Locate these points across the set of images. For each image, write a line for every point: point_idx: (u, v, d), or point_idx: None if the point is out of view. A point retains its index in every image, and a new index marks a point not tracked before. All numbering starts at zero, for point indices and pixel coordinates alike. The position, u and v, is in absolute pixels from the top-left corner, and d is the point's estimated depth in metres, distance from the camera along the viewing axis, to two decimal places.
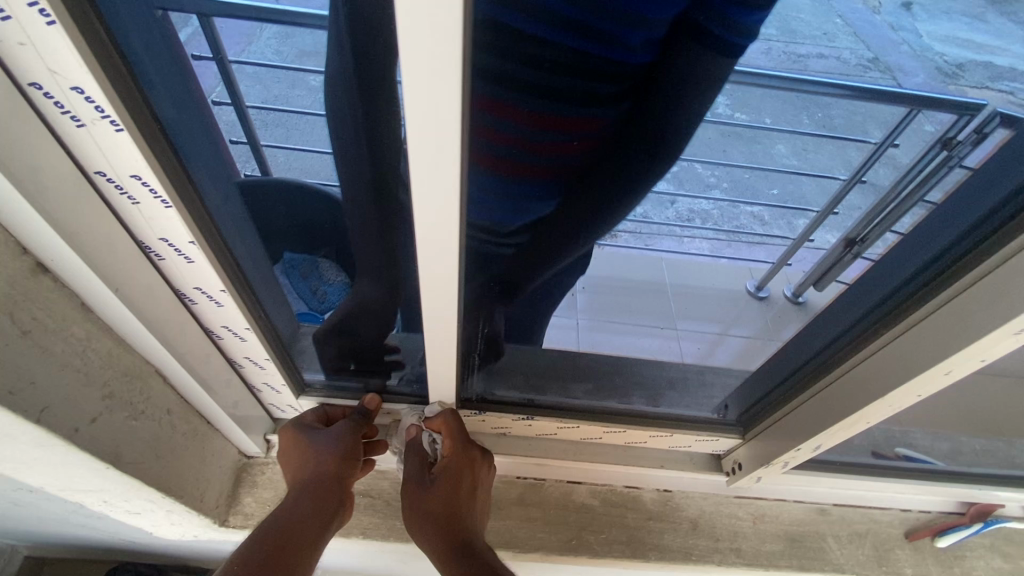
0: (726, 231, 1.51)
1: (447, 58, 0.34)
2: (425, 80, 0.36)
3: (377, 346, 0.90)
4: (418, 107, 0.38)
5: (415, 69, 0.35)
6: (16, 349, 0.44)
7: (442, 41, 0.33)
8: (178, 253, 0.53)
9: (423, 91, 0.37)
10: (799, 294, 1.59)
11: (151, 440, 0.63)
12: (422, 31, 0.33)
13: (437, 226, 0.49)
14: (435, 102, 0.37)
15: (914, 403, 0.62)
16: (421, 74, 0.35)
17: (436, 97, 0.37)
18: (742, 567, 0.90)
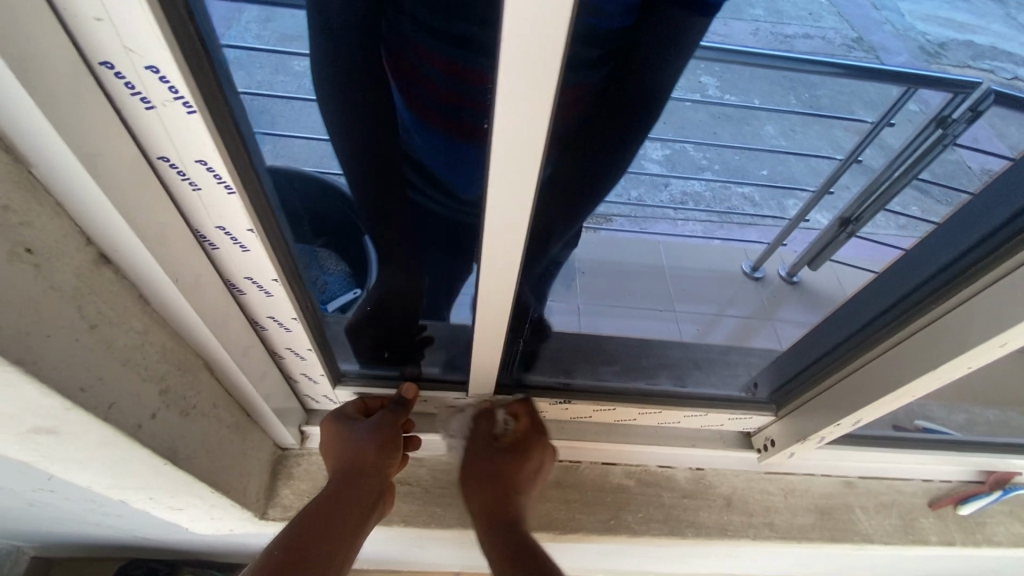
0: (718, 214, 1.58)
1: (551, 33, 0.33)
2: (526, 56, 0.35)
3: (408, 331, 0.90)
4: (511, 86, 0.37)
5: (517, 45, 0.34)
6: (86, 345, 0.42)
7: (550, 15, 0.32)
8: (233, 242, 0.51)
9: (520, 69, 0.35)
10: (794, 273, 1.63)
11: (201, 435, 0.61)
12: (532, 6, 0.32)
13: (508, 210, 0.48)
14: (530, 80, 0.36)
15: (962, 375, 0.64)
16: (522, 50, 0.34)
17: (533, 74, 0.36)
18: (776, 541, 0.92)
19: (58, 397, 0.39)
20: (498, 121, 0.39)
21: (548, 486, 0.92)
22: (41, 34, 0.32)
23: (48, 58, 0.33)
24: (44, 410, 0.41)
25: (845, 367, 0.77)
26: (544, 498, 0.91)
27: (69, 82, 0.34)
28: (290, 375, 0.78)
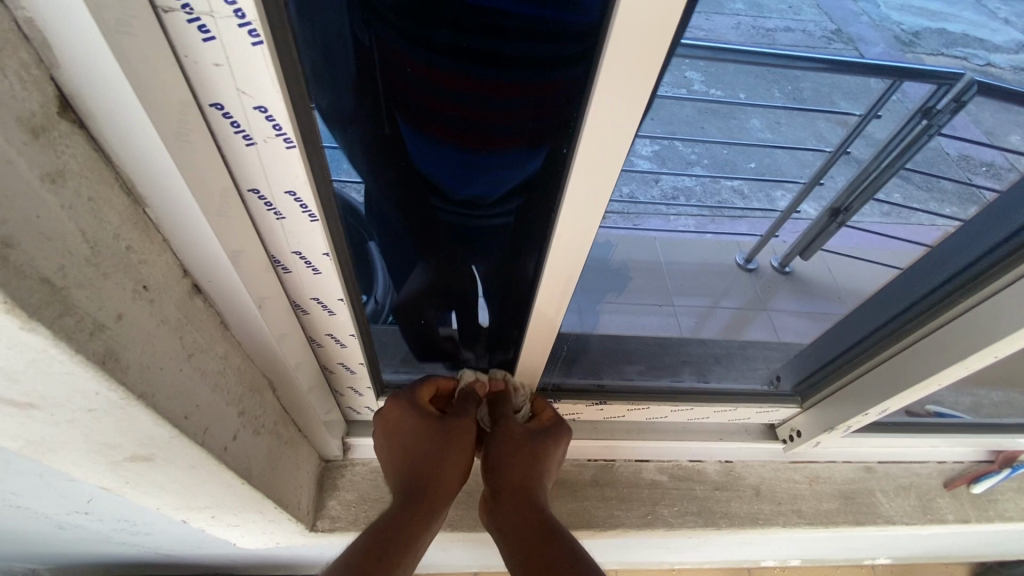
0: (711, 207, 1.72)
1: (645, 59, 0.37)
2: (619, 80, 0.38)
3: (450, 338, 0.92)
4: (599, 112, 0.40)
5: (612, 70, 0.37)
6: (186, 373, 0.43)
7: (647, 44, 0.35)
8: (307, 265, 0.53)
9: (612, 92, 0.39)
10: (786, 264, 1.79)
11: (266, 452, 0.63)
12: (628, 40, 0.35)
13: (577, 220, 0.51)
14: (618, 102, 0.39)
15: (987, 364, 0.68)
16: (617, 74, 0.37)
17: (623, 95, 0.39)
18: (805, 527, 0.96)
19: (167, 425, 0.40)
20: (583, 139, 0.43)
21: (585, 484, 0.95)
22: (165, 81, 0.33)
23: (169, 102, 0.34)
24: (149, 438, 0.42)
25: (868, 360, 0.81)
26: (583, 496, 0.94)
27: (184, 124, 0.36)
28: (337, 388, 0.79)
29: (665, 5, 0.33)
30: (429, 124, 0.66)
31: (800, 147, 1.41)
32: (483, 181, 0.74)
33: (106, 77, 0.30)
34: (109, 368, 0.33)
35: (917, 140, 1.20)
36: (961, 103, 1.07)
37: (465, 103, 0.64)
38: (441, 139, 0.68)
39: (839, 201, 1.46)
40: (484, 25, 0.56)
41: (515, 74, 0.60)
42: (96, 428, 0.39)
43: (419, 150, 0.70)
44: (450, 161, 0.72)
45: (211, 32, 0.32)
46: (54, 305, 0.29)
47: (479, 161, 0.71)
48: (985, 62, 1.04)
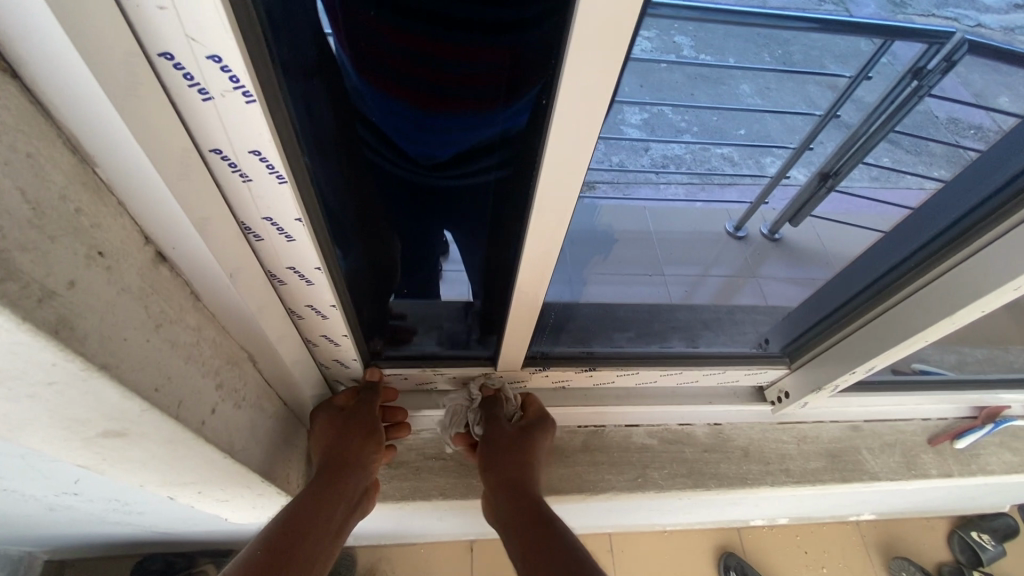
0: (699, 175, 1.71)
1: (622, 14, 0.34)
2: (594, 37, 0.35)
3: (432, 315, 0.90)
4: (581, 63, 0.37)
5: (590, 20, 0.34)
6: (156, 347, 0.42)
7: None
8: (279, 232, 0.50)
9: (585, 55, 0.36)
10: (776, 231, 1.82)
11: (249, 426, 0.61)
12: None
13: (558, 184, 0.49)
14: (595, 62, 0.37)
15: (975, 318, 0.66)
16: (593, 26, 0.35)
17: (603, 50, 0.36)
18: (792, 485, 0.97)
19: (136, 399, 0.39)
20: (560, 98, 0.40)
21: (575, 451, 0.96)
22: (106, 29, 0.31)
23: (112, 51, 0.32)
24: (119, 413, 0.40)
25: (856, 320, 0.80)
26: (574, 463, 0.95)
27: (131, 75, 0.33)
28: (322, 361, 0.78)
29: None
30: (385, 82, 0.63)
31: (788, 110, 1.39)
32: (437, 143, 0.70)
33: (36, 18, 0.28)
34: (64, 338, 0.31)
35: (908, 101, 1.23)
36: (953, 61, 1.09)
37: (417, 63, 0.61)
38: (397, 97, 0.65)
39: (829, 165, 1.50)
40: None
41: (472, 37, 0.57)
42: (61, 403, 0.37)
43: (376, 107, 0.66)
44: (408, 122, 0.68)
45: None
46: None
47: (433, 123, 0.67)
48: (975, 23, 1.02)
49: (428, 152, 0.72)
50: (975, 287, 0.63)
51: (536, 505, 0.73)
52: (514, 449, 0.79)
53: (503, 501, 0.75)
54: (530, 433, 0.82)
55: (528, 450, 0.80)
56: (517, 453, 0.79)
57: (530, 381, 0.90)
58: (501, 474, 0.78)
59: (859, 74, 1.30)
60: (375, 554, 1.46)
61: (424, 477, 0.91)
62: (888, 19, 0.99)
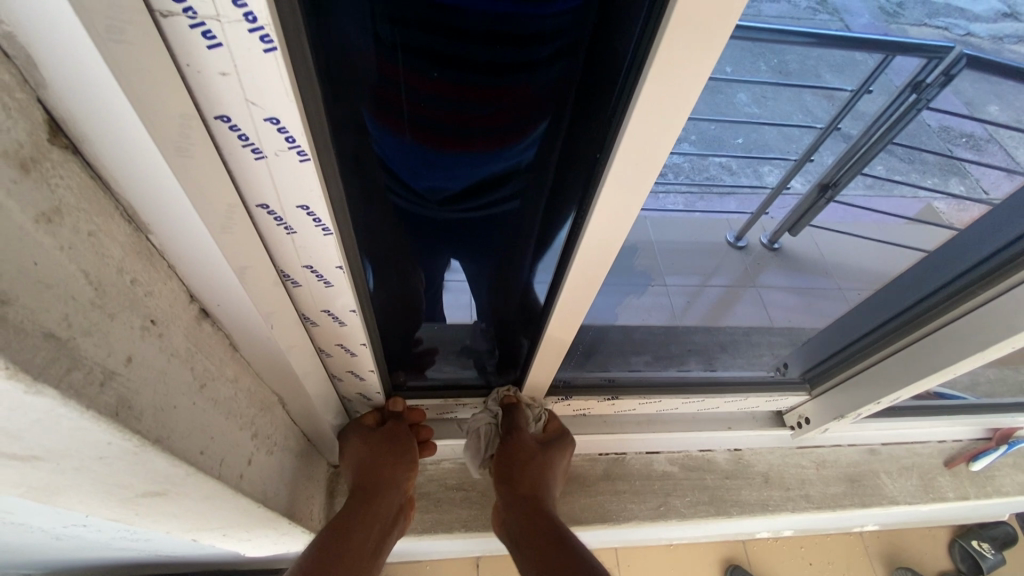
0: (700, 186, 1.73)
1: (690, 74, 0.34)
2: (660, 93, 0.35)
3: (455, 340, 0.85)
4: (643, 118, 0.37)
5: (660, 77, 0.34)
6: (200, 407, 0.40)
7: (693, 52, 0.32)
8: (318, 279, 0.49)
9: (650, 111, 0.36)
10: (774, 241, 1.80)
11: (278, 470, 0.60)
12: (679, 40, 0.32)
13: (603, 228, 0.49)
14: (657, 117, 0.37)
15: (1008, 353, 0.66)
16: (659, 86, 0.35)
17: (667, 105, 0.36)
18: (813, 511, 0.97)
19: (185, 466, 0.38)
20: (620, 148, 0.40)
21: (597, 479, 0.95)
22: (166, 95, 0.30)
23: (171, 118, 0.30)
24: (164, 477, 0.39)
25: (882, 349, 0.80)
26: (596, 491, 0.94)
27: (187, 139, 0.32)
28: (345, 394, 0.77)
29: (714, 19, 0.31)
30: (400, 128, 0.54)
31: (790, 124, 1.40)
32: (447, 178, 0.63)
33: (101, 91, 0.27)
34: (122, 419, 0.30)
35: (905, 116, 1.21)
36: (950, 75, 1.09)
37: (439, 106, 0.53)
38: (411, 140, 0.56)
39: (828, 176, 1.47)
40: (479, 32, 0.46)
41: (507, 79, 0.50)
42: (107, 473, 0.36)
43: (389, 152, 0.56)
44: (421, 163, 0.60)
45: (216, 39, 0.28)
46: (60, 361, 0.25)
47: (451, 162, 0.60)
48: (965, 31, 1.12)
49: (443, 189, 0.64)
50: (1012, 324, 0.63)
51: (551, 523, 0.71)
52: (532, 464, 0.78)
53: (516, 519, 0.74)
54: (548, 449, 0.81)
55: (544, 465, 0.79)
56: (537, 465, 0.78)
57: (553, 410, 0.89)
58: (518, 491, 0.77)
59: (860, 89, 1.29)
60: None
61: (445, 508, 0.90)
62: (890, 37, 1.01)
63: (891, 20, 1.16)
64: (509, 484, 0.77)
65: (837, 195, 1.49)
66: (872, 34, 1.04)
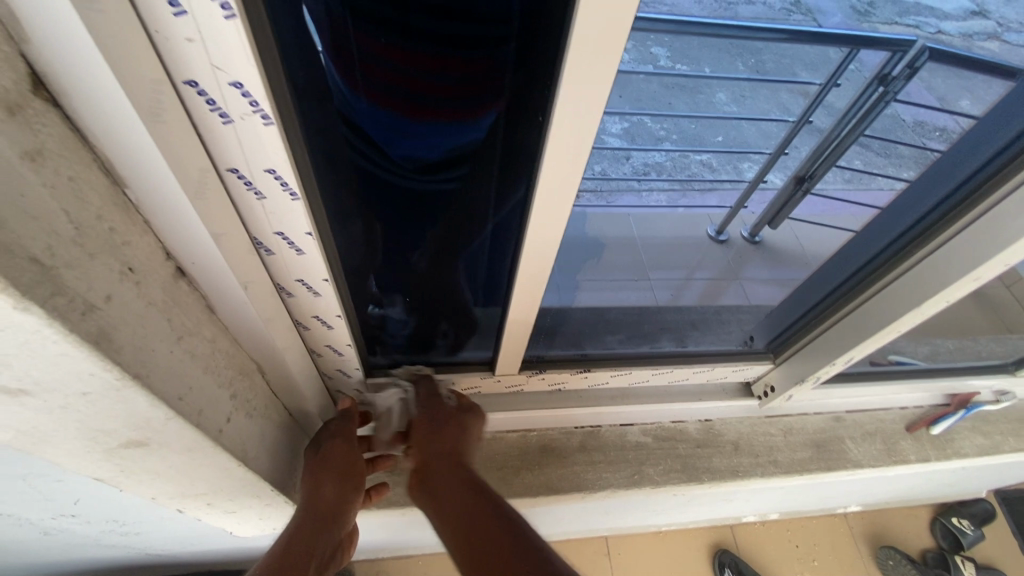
0: (681, 181, 1.82)
1: (607, 41, 0.38)
2: (581, 59, 0.39)
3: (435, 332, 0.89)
4: (574, 81, 0.41)
5: (581, 43, 0.38)
6: (177, 357, 0.44)
7: (613, 17, 0.36)
8: (289, 246, 0.53)
9: (581, 73, 0.40)
10: (755, 233, 1.87)
11: (259, 436, 0.63)
12: (598, 7, 0.35)
13: (553, 199, 0.52)
14: (586, 86, 0.41)
15: (943, 309, 0.71)
16: (582, 49, 0.38)
17: (593, 70, 0.40)
18: (781, 476, 1.01)
19: (163, 407, 0.41)
20: (556, 117, 0.44)
21: (573, 451, 0.99)
22: (138, 58, 0.33)
23: (144, 83, 0.34)
24: (143, 421, 0.42)
25: (835, 316, 0.85)
26: (572, 463, 0.98)
27: (158, 101, 0.36)
28: (325, 371, 0.79)
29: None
30: (378, 95, 0.60)
31: (765, 118, 1.46)
32: (422, 149, 0.67)
33: (77, 50, 0.30)
34: (102, 348, 0.33)
35: (873, 110, 1.25)
36: (916, 67, 1.13)
37: (410, 76, 0.59)
38: (382, 108, 0.62)
39: (804, 167, 1.51)
40: (446, 9, 0.53)
41: (474, 52, 0.56)
42: (90, 412, 0.39)
43: (368, 119, 0.63)
44: (397, 134, 0.65)
45: (181, 6, 0.32)
46: (43, 285, 0.29)
47: (422, 130, 0.65)
48: (935, 27, 1.22)
49: (417, 158, 0.68)
50: (942, 280, 0.68)
51: (471, 477, 0.70)
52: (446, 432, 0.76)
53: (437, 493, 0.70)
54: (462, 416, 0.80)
55: (460, 428, 0.77)
56: (447, 428, 0.76)
57: (527, 385, 0.92)
58: (441, 460, 0.73)
59: (827, 82, 1.34)
60: (376, 566, 1.46)
61: None
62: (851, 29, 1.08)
63: (863, 18, 1.32)
64: (425, 447, 0.74)
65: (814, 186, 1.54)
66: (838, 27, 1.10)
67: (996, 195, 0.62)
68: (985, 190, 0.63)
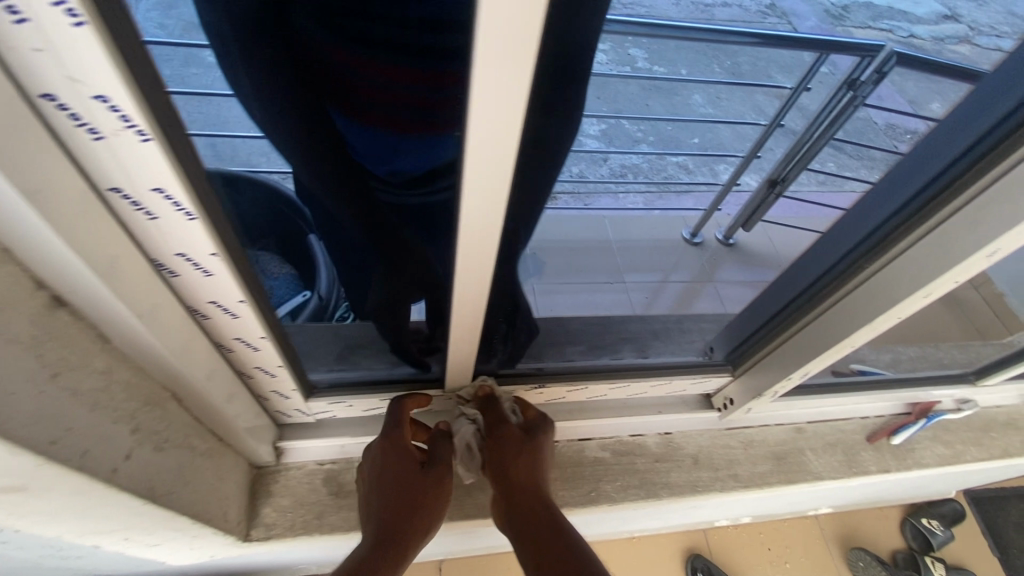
0: (657, 183, 1.79)
1: (513, 61, 0.35)
2: (489, 79, 0.36)
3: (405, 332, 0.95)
4: (483, 102, 0.38)
5: (486, 63, 0.35)
6: (51, 397, 0.40)
7: (517, 37, 0.33)
8: (195, 268, 0.49)
9: (491, 95, 0.37)
10: (730, 236, 1.85)
11: (175, 468, 0.59)
12: (499, 25, 0.32)
13: (479, 220, 0.50)
14: (497, 107, 0.38)
15: (892, 325, 0.71)
16: (488, 69, 0.35)
17: (503, 91, 0.37)
18: (740, 490, 1.00)
19: (29, 456, 0.37)
20: (471, 137, 0.41)
21: None
22: None
23: None
24: (10, 472, 0.38)
25: (788, 329, 0.84)
26: None
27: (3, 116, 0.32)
28: (260, 393, 0.75)
29: (525, 6, 0.31)
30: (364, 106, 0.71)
31: (740, 121, 1.45)
32: (406, 162, 0.77)
33: None
34: None
35: (845, 112, 1.26)
36: (883, 72, 1.13)
37: (390, 90, 0.68)
38: (372, 125, 0.73)
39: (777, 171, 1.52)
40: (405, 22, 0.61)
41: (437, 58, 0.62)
42: None
43: (360, 135, 0.74)
44: (386, 147, 0.76)
45: (17, 12, 0.28)
46: None
47: (406, 146, 0.75)
48: (907, 34, 1.09)
49: (407, 174, 0.80)
50: (894, 295, 0.67)
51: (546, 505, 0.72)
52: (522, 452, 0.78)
53: (514, 515, 0.73)
54: (533, 433, 0.81)
55: (533, 451, 0.79)
56: (524, 450, 0.78)
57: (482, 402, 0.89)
58: (518, 490, 0.75)
59: (799, 86, 1.36)
60: None
61: None
62: (825, 34, 1.05)
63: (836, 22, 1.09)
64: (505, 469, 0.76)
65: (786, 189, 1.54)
66: (817, 32, 1.05)
67: (940, 216, 0.62)
68: (930, 208, 0.63)
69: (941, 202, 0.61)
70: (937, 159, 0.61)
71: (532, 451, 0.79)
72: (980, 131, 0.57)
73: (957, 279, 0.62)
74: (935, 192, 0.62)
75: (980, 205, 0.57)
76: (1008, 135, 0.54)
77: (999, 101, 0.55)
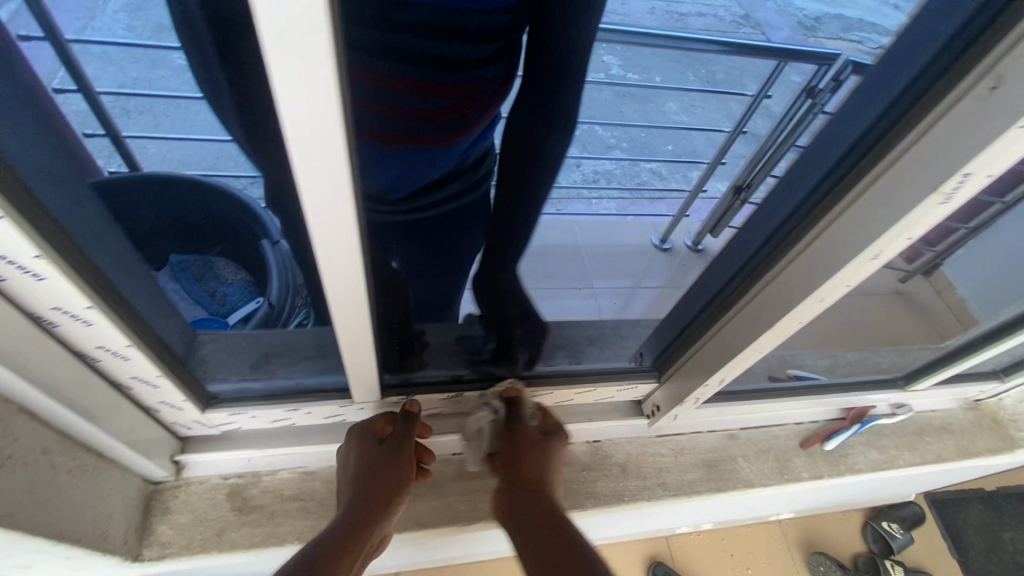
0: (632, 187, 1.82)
1: (311, 75, 0.33)
2: (291, 93, 0.34)
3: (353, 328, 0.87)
4: (296, 118, 0.35)
5: (280, 76, 0.32)
6: None
7: (307, 52, 0.31)
8: (23, 272, 0.45)
9: (299, 110, 0.35)
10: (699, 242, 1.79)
11: (27, 487, 0.56)
12: (282, 39, 0.30)
13: (333, 232, 0.47)
14: (309, 121, 0.36)
15: (796, 330, 0.69)
16: (286, 83, 0.33)
17: (310, 105, 0.35)
18: (668, 499, 0.98)
19: None
20: (293, 149, 0.38)
21: (450, 480, 0.94)
22: None
23: None
24: None
25: (703, 332, 0.81)
26: (447, 492, 0.93)
27: None
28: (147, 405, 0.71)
29: (304, 20, 0.29)
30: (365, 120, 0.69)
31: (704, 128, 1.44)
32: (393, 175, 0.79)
33: None
34: None
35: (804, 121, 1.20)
36: (841, 81, 1.05)
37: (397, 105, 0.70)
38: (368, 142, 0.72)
39: (742, 178, 1.42)
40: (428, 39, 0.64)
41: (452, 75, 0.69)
42: None
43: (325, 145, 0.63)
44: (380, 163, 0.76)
45: None
46: None
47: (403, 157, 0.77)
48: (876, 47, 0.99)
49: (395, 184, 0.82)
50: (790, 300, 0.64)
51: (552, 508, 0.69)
52: (533, 450, 0.77)
53: (518, 512, 0.70)
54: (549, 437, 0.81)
55: (546, 452, 0.78)
56: (536, 451, 0.77)
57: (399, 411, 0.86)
58: (522, 490, 0.72)
59: (761, 92, 1.31)
60: None
61: (279, 522, 0.84)
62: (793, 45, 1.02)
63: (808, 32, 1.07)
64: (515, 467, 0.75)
65: (753, 197, 1.45)
66: (785, 43, 1.03)
67: (822, 222, 0.59)
68: (816, 211, 0.60)
69: (827, 206, 0.58)
70: (823, 160, 0.58)
71: (547, 454, 0.78)
72: (854, 136, 0.54)
73: (847, 284, 0.60)
74: (820, 195, 0.59)
75: (858, 210, 0.55)
76: (876, 142, 0.52)
77: (863, 110, 0.54)
